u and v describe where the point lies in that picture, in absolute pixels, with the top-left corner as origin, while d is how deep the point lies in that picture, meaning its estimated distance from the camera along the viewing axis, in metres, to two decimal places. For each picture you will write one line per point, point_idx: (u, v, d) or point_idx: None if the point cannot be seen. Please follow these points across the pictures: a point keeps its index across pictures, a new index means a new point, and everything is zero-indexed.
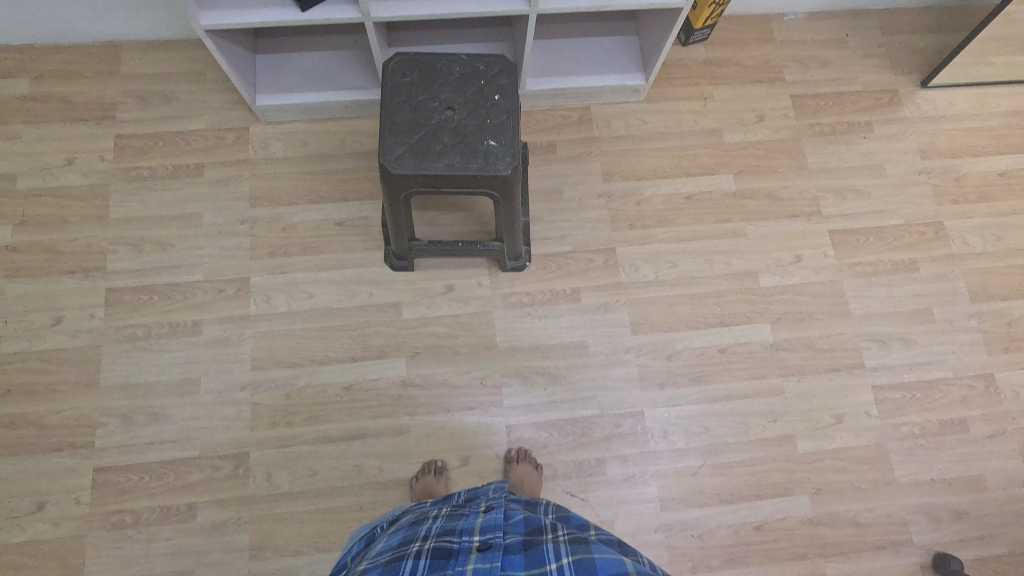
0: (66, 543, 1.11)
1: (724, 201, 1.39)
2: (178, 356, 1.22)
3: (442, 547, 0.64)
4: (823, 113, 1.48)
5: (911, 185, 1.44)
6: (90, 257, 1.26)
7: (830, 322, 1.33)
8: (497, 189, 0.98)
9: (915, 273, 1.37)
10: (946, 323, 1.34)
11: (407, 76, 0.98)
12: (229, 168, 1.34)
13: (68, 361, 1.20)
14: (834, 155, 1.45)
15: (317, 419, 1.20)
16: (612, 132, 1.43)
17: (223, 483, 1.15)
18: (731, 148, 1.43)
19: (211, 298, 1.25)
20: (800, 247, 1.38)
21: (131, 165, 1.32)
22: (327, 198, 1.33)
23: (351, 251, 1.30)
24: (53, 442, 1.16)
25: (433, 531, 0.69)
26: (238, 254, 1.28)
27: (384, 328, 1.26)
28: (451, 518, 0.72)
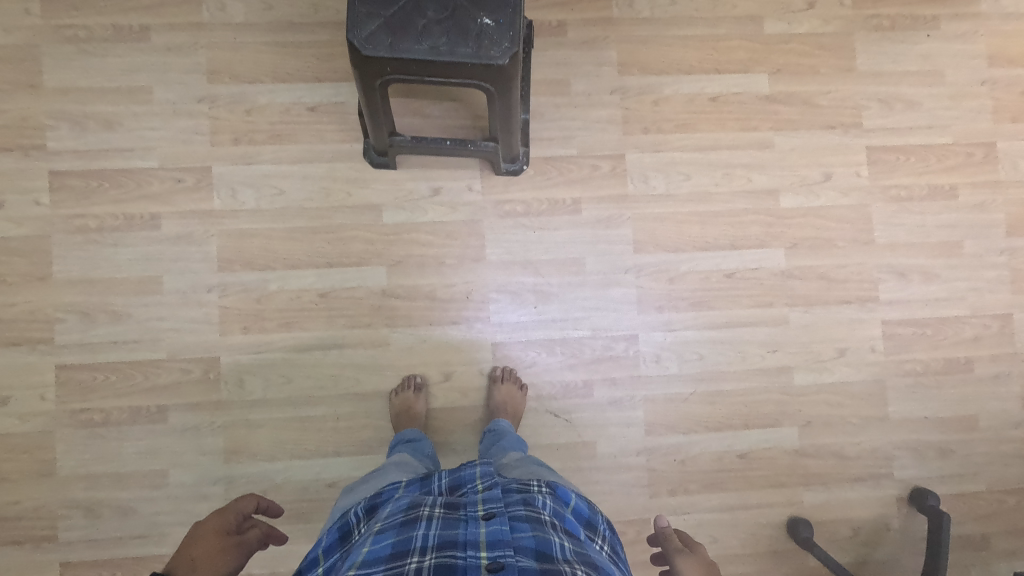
0: (35, 438, 1.08)
1: (754, 105, 1.22)
2: (136, 252, 1.11)
3: (445, 567, 0.60)
4: (885, 2, 1.25)
5: (969, 97, 1.25)
6: (26, 132, 1.11)
7: (849, 251, 1.22)
8: (492, 82, 0.82)
9: (953, 201, 1.24)
10: (975, 257, 1.24)
11: None
12: (180, 33, 1.13)
13: (14, 252, 1.10)
14: (889, 56, 1.25)
15: (291, 326, 1.13)
16: (634, 12, 1.21)
17: (194, 387, 1.11)
18: (770, 41, 1.23)
19: (169, 189, 1.12)
20: (832, 164, 1.23)
21: (63, 22, 1.12)
22: (297, 77, 1.15)
23: (326, 142, 1.15)
24: (10, 337, 1.09)
25: (431, 542, 0.63)
26: (196, 139, 1.13)
27: (363, 233, 1.15)
28: (448, 526, 0.66)
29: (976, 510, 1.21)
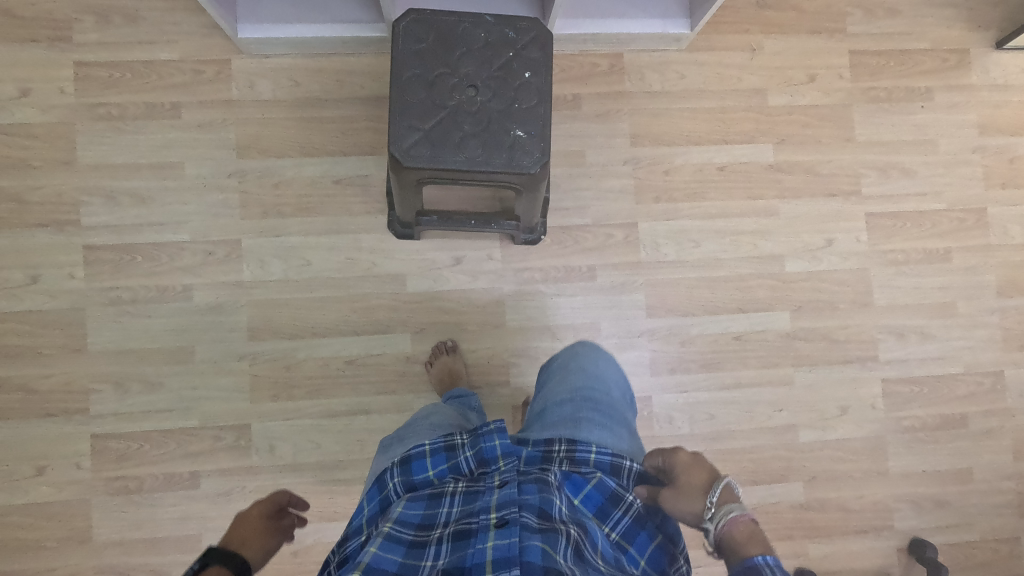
0: (72, 505, 1.11)
1: (760, 174, 1.28)
2: (168, 322, 1.15)
3: (460, 534, 0.62)
4: (882, 75, 1.31)
5: (961, 165, 1.32)
6: (61, 208, 1.14)
7: (850, 313, 1.28)
8: (520, 175, 0.82)
9: (947, 264, 1.31)
10: (968, 317, 1.31)
11: (422, 42, 0.82)
12: (211, 110, 1.18)
13: (50, 324, 1.13)
14: (885, 126, 1.31)
15: (319, 393, 1.17)
16: (645, 86, 1.26)
17: (225, 454, 1.14)
18: (774, 112, 1.29)
19: (200, 261, 1.16)
20: (833, 230, 1.29)
21: (97, 101, 1.16)
22: (323, 151, 1.19)
23: (352, 214, 1.19)
24: (46, 407, 1.12)
25: (455, 515, 0.65)
26: (227, 212, 1.17)
27: (388, 301, 1.19)
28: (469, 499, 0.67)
29: (972, 559, 1.27)
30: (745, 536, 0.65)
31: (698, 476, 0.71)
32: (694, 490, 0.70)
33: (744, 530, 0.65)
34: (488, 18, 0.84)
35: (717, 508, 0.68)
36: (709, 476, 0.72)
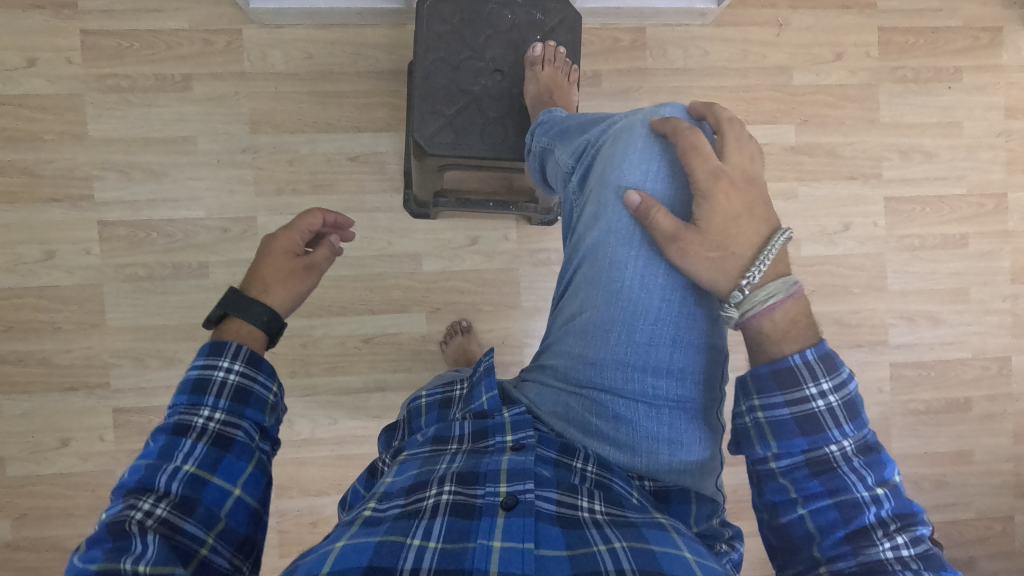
0: (96, 476, 1.14)
1: (781, 156, 1.26)
2: (185, 299, 1.15)
3: (478, 453, 0.69)
4: (910, 54, 1.28)
5: (984, 149, 1.30)
6: (74, 183, 1.13)
7: (863, 297, 1.28)
8: (524, 165, 0.81)
9: (963, 249, 1.31)
10: (979, 303, 1.31)
11: (447, 24, 0.80)
12: (222, 83, 1.15)
13: (68, 300, 1.13)
14: (910, 108, 1.28)
15: (336, 370, 1.18)
16: (667, 63, 1.23)
17: None
18: (798, 92, 1.26)
19: (216, 238, 1.15)
20: (851, 214, 1.28)
21: (106, 72, 1.13)
22: (337, 127, 1.17)
23: (367, 192, 1.18)
24: (67, 382, 1.14)
25: (468, 431, 0.73)
26: (241, 189, 1.16)
27: (404, 281, 1.19)
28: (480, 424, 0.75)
29: (966, 536, 1.32)
30: (780, 324, 0.64)
31: (738, 245, 0.66)
32: (730, 262, 0.66)
33: (780, 322, 0.64)
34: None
35: (752, 293, 0.64)
36: (756, 240, 0.67)
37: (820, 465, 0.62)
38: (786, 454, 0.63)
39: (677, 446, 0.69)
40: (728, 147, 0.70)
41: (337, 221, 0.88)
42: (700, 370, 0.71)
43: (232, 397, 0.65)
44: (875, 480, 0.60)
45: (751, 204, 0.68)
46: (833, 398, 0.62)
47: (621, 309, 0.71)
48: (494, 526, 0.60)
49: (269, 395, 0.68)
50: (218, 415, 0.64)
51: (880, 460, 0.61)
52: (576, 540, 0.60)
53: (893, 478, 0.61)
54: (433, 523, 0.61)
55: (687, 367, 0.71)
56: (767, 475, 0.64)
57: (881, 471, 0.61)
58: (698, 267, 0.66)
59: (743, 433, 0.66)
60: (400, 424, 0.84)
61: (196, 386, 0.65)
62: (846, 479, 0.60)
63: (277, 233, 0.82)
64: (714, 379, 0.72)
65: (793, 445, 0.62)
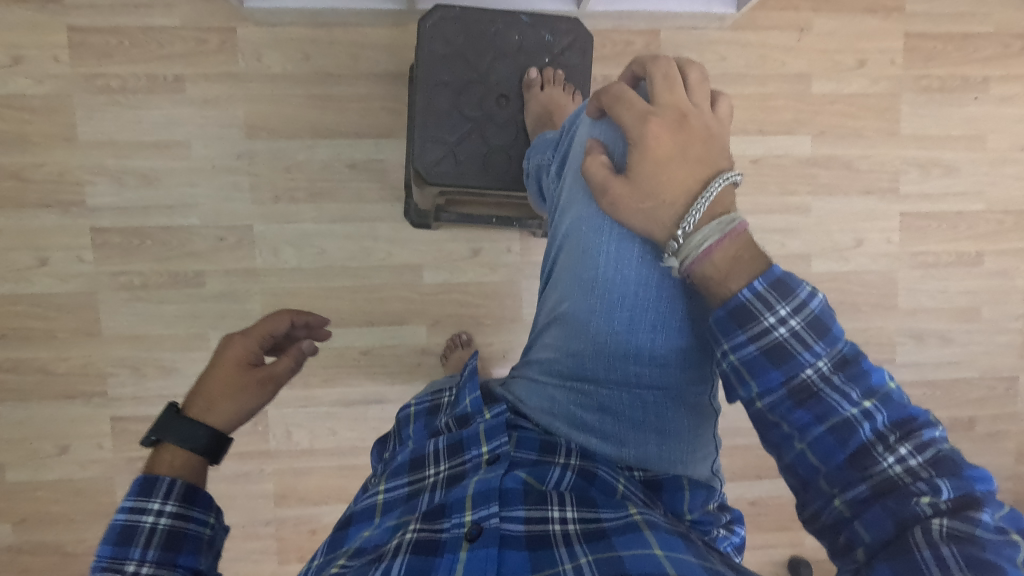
0: (96, 482, 1.15)
1: (795, 168, 1.21)
2: (182, 308, 1.13)
3: (454, 477, 0.66)
4: (938, 62, 1.22)
5: (1007, 164, 1.26)
6: (65, 188, 1.10)
7: (872, 315, 1.26)
8: (524, 192, 0.76)
9: (977, 268, 1.27)
10: (990, 323, 1.29)
11: (450, 43, 0.75)
12: (216, 84, 1.10)
13: (63, 307, 1.11)
14: (933, 119, 1.23)
15: (335, 381, 1.17)
16: None
17: (243, 438, 1.16)
18: (816, 101, 1.20)
19: (212, 247, 1.13)
20: (865, 229, 1.24)
21: (95, 71, 1.08)
22: (336, 132, 1.13)
23: (367, 201, 1.15)
24: (64, 390, 1.13)
25: (442, 446, 0.69)
26: (237, 196, 1.12)
27: (404, 292, 1.17)
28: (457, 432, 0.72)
29: None
30: (721, 268, 0.58)
31: (674, 189, 0.60)
32: (664, 210, 0.60)
33: (720, 264, 0.58)
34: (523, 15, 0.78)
35: (688, 238, 0.59)
36: (691, 184, 0.60)
37: (805, 389, 0.54)
38: (768, 391, 0.55)
39: (665, 432, 0.67)
40: (659, 87, 0.64)
41: (308, 321, 0.84)
42: (687, 355, 0.67)
43: (161, 544, 0.61)
44: (866, 392, 0.52)
45: (687, 141, 0.62)
46: (795, 321, 0.55)
47: (602, 299, 0.67)
48: (455, 565, 0.58)
49: (202, 531, 0.64)
50: (162, 519, 0.62)
51: (864, 370, 0.53)
52: (545, 561, 0.58)
53: (885, 380, 0.53)
54: (393, 561, 0.59)
55: (671, 352, 0.67)
56: (758, 416, 0.56)
57: (868, 380, 0.53)
58: (630, 218, 0.62)
59: (723, 379, 0.59)
60: (390, 437, 0.81)
61: (126, 530, 0.62)
62: (834, 400, 0.52)
63: (235, 339, 0.77)
64: (704, 358, 0.67)
65: (769, 380, 0.55)
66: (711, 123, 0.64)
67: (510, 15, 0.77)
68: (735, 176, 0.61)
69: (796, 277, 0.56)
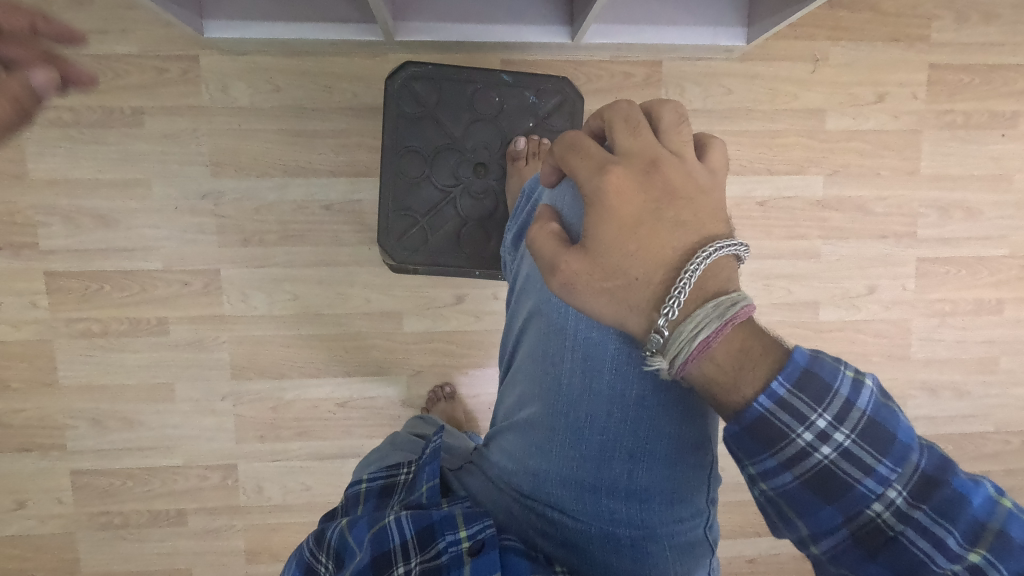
0: (57, 539, 1.09)
1: (805, 210, 1.13)
2: (145, 358, 1.06)
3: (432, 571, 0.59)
4: (964, 96, 1.12)
5: None
6: (16, 230, 1.01)
7: (882, 366, 1.19)
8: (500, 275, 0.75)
9: (996, 316, 1.19)
10: (1007, 374, 1.21)
11: (419, 108, 0.77)
12: (179, 118, 1.01)
13: (16, 357, 1.04)
14: (957, 158, 1.14)
15: (309, 434, 1.11)
16: (684, 103, 1.08)
17: (211, 493, 1.10)
18: (830, 139, 1.11)
19: (175, 293, 1.05)
20: (878, 276, 1.16)
21: (45, 103, 0.99)
22: (309, 170, 1.05)
23: (343, 244, 1.06)
24: (20, 443, 1.06)
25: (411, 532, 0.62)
26: (203, 238, 1.04)
27: (383, 341, 1.09)
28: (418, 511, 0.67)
29: None
30: (725, 366, 0.49)
31: (645, 262, 0.52)
32: (636, 290, 0.52)
33: (723, 360, 0.48)
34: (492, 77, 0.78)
35: (675, 332, 0.50)
36: (669, 254, 0.52)
37: (874, 530, 0.46)
38: (824, 534, 0.48)
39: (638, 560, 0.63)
40: (620, 133, 0.57)
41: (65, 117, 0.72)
42: (670, 487, 0.64)
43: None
44: (967, 534, 0.43)
45: (662, 198, 0.54)
46: (843, 435, 0.47)
47: (566, 412, 0.64)
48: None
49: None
50: None
51: (957, 495, 0.45)
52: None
53: (972, 495, 0.44)
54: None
55: (653, 485, 0.63)
56: (817, 562, 0.49)
57: (958, 514, 0.44)
58: (594, 301, 0.54)
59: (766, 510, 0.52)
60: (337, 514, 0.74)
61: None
62: (919, 548, 0.44)
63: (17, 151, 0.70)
64: (682, 484, 0.64)
65: (820, 519, 0.47)
66: (694, 175, 0.56)
67: (477, 75, 0.78)
68: (736, 247, 0.52)
69: (830, 369, 0.48)
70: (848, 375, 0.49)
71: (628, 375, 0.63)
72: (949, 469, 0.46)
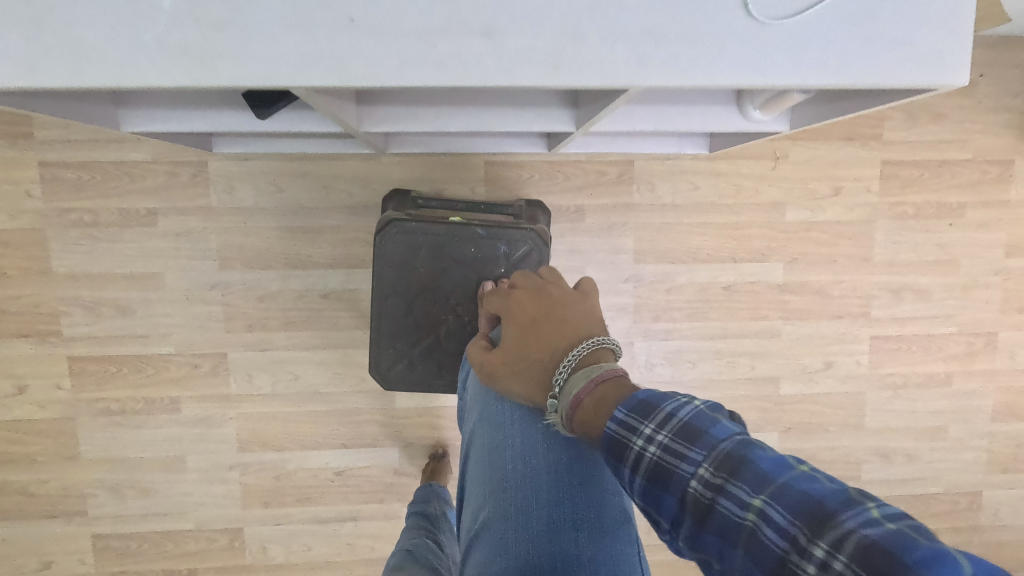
0: None
1: (766, 295, 1.22)
2: (158, 433, 1.17)
3: None
4: (915, 189, 1.21)
5: (979, 289, 1.26)
6: (42, 318, 1.11)
7: (838, 435, 1.28)
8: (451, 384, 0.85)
9: (945, 388, 1.29)
10: (955, 441, 1.31)
11: (405, 260, 0.81)
12: (189, 218, 1.11)
13: (42, 433, 1.15)
14: (908, 245, 1.23)
15: (309, 500, 1.21)
16: (654, 198, 1.17)
17: (220, 553, 1.21)
18: (790, 229, 1.20)
19: (186, 374, 1.15)
20: (834, 352, 1.26)
21: (67, 206, 1.09)
22: (309, 263, 1.14)
23: (340, 329, 1.16)
24: (46, 509, 1.17)
25: None
26: (211, 324, 1.14)
27: (376, 416, 1.19)
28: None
29: None
30: (591, 411, 0.51)
31: (539, 346, 0.62)
32: (537, 367, 0.61)
33: (590, 405, 0.52)
34: (478, 229, 0.80)
35: (568, 378, 0.55)
36: (560, 339, 0.61)
37: (698, 511, 0.41)
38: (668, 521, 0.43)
39: None
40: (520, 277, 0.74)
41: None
42: (613, 559, 0.66)
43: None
44: (756, 484, 0.39)
45: (546, 308, 0.66)
46: (663, 434, 0.45)
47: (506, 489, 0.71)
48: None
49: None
50: None
51: (755, 462, 0.40)
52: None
53: (784, 465, 0.39)
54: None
55: (597, 554, 0.66)
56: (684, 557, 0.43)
57: (757, 471, 0.39)
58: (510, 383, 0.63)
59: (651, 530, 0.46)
60: None
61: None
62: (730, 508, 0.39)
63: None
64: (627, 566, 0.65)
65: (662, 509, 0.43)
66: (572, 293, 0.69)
67: (457, 229, 0.80)
68: (610, 341, 0.58)
69: (659, 395, 0.48)
70: (681, 400, 0.47)
71: (553, 446, 0.71)
72: (773, 451, 0.41)
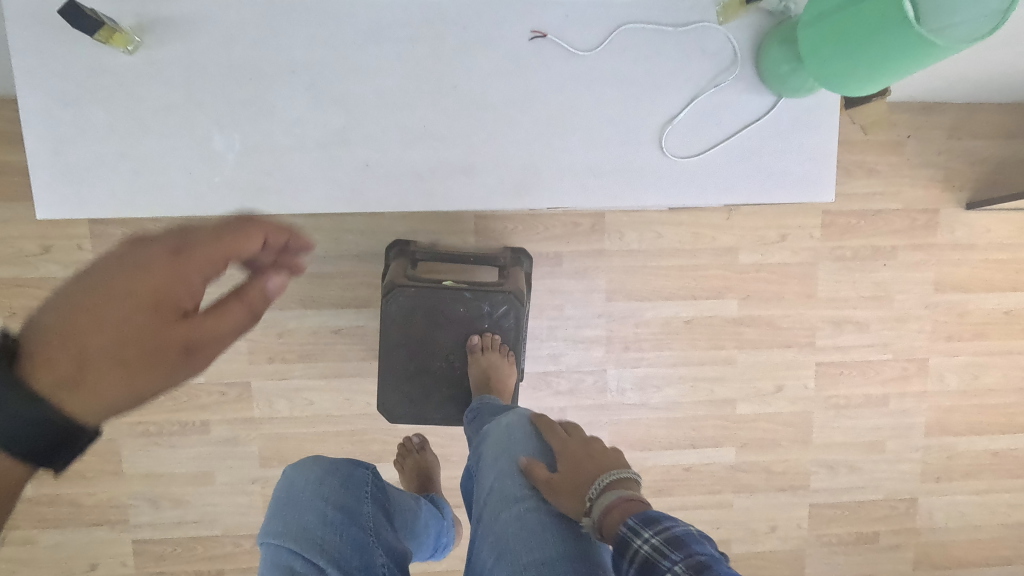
0: None
1: (723, 327, 1.39)
2: (191, 451, 1.34)
3: None
4: (852, 235, 1.38)
5: (911, 320, 1.43)
6: None
7: (789, 449, 1.45)
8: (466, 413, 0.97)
9: (883, 407, 1.46)
10: (894, 453, 1.48)
11: (407, 317, 0.98)
12: None
13: (90, 452, 1.32)
14: (847, 283, 1.40)
15: None
16: (623, 245, 1.34)
17: (244, 556, 1.38)
18: (743, 270, 1.37)
19: (215, 400, 1.32)
20: (784, 377, 1.42)
21: (113, 257, 1.26)
22: (323, 303, 1.31)
23: (349, 360, 1.33)
24: (93, 519, 1.34)
25: None
26: (237, 357, 1.31)
27: (381, 436, 1.36)
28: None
29: None
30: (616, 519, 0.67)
31: (583, 472, 0.76)
32: (581, 487, 0.74)
33: (618, 515, 0.67)
34: (466, 291, 0.98)
35: (603, 495, 0.71)
36: (598, 470, 0.76)
37: None
38: None
39: None
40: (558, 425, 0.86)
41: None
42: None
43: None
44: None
45: (583, 446, 0.81)
46: (651, 532, 0.62)
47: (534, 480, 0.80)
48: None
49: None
50: None
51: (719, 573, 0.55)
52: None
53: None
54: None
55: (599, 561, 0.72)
56: None
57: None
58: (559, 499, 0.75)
59: None
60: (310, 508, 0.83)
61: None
62: None
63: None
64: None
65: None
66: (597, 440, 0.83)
67: (449, 292, 0.97)
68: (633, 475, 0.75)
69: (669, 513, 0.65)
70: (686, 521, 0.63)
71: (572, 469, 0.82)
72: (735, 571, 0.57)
